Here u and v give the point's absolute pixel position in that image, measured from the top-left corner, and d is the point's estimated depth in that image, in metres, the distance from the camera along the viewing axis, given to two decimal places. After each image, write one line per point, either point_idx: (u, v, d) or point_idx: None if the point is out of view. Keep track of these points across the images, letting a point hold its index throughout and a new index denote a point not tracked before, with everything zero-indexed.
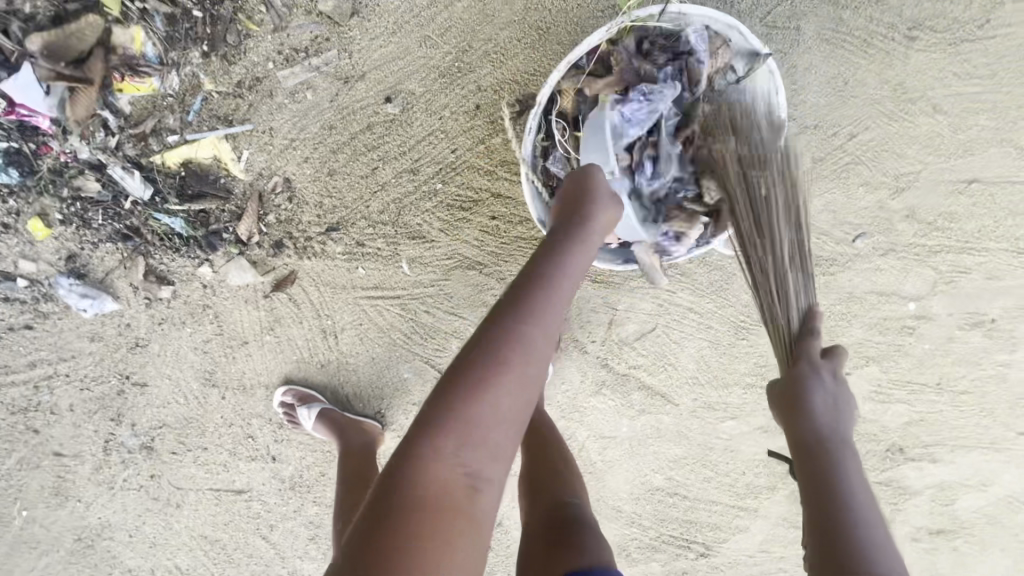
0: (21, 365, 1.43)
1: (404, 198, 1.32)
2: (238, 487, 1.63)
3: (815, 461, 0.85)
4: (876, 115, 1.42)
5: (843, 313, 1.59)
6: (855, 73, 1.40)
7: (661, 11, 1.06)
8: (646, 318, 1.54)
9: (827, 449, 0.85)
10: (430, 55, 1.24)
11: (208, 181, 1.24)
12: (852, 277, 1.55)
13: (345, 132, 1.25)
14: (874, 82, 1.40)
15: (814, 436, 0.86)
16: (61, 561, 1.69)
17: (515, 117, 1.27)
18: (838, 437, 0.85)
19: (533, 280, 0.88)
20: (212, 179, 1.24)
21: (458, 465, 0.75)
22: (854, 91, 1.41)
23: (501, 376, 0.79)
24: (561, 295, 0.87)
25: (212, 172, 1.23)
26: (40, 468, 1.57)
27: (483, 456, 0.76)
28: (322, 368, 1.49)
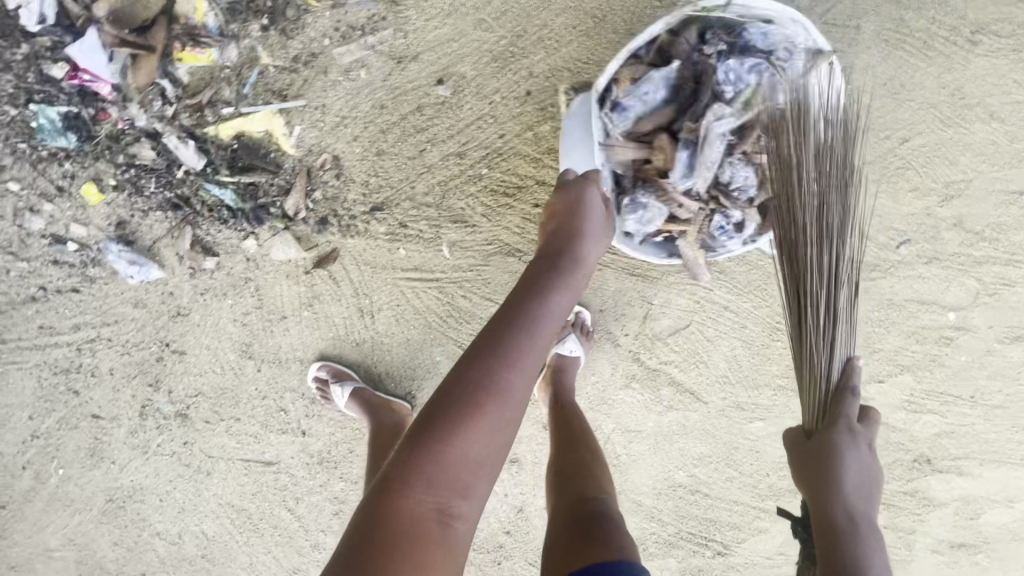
0: (65, 328, 1.46)
1: (450, 182, 1.32)
2: (268, 458, 1.66)
3: (837, 525, 0.89)
4: (931, 119, 1.40)
5: (881, 319, 1.57)
6: (913, 75, 1.37)
7: (727, 3, 1.02)
8: (681, 314, 1.53)
9: (845, 516, 0.89)
10: (484, 39, 1.23)
11: (259, 155, 1.25)
12: (893, 284, 1.53)
13: (395, 112, 1.25)
14: (931, 85, 1.38)
15: (841, 505, 0.90)
16: (93, 520, 1.74)
17: (566, 105, 1.26)
18: (865, 515, 0.90)
19: (521, 312, 0.96)
20: (262, 153, 1.25)
21: (445, 486, 0.84)
22: (910, 94, 1.38)
23: (486, 405, 0.87)
24: (546, 327, 0.96)
25: (263, 145, 1.25)
26: (77, 429, 1.60)
27: (467, 478, 0.85)
28: (357, 346, 1.51)
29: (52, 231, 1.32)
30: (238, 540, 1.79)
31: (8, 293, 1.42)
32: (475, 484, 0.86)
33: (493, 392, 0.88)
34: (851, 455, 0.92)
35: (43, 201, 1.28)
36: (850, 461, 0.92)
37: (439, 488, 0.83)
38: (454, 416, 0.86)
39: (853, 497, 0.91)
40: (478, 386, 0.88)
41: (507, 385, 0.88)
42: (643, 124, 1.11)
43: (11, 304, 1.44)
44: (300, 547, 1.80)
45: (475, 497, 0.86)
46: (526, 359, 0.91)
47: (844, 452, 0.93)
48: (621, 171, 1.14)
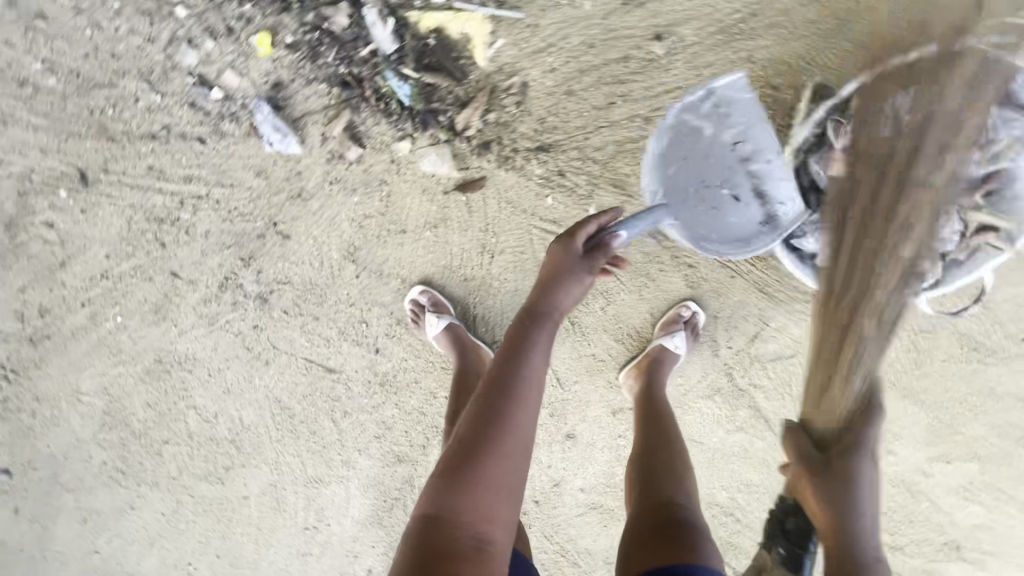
0: (176, 177, 1.38)
1: (624, 144, 1.25)
2: (331, 366, 1.61)
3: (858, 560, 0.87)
4: None
5: (975, 404, 1.55)
6: None
7: None
8: (790, 343, 1.50)
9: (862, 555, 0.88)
10: (717, 6, 1.15)
11: (451, 56, 1.18)
12: (1002, 373, 1.51)
13: (600, 55, 1.18)
14: None
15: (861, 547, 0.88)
16: (134, 376, 1.68)
17: (773, 99, 1.19)
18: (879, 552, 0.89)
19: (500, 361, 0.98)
20: (454, 55, 1.18)
21: (478, 523, 0.88)
22: None
23: (491, 452, 0.92)
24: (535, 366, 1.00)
25: (455, 46, 1.17)
26: (150, 283, 1.53)
27: (495, 509, 0.90)
28: (464, 282, 1.45)
29: (201, 71, 1.27)
30: (271, 435, 1.75)
31: (131, 123, 1.34)
32: (496, 513, 0.90)
33: (492, 436, 0.93)
34: (864, 490, 0.89)
35: (209, 40, 1.26)
36: (867, 498, 0.90)
37: (470, 530, 0.87)
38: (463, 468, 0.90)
39: (871, 537, 0.90)
40: (482, 436, 0.93)
41: (502, 429, 0.93)
42: None
43: (129, 135, 1.35)
44: (330, 460, 1.78)
45: (505, 522, 0.91)
46: (516, 400, 0.95)
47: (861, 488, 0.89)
48: (825, 182, 1.10)
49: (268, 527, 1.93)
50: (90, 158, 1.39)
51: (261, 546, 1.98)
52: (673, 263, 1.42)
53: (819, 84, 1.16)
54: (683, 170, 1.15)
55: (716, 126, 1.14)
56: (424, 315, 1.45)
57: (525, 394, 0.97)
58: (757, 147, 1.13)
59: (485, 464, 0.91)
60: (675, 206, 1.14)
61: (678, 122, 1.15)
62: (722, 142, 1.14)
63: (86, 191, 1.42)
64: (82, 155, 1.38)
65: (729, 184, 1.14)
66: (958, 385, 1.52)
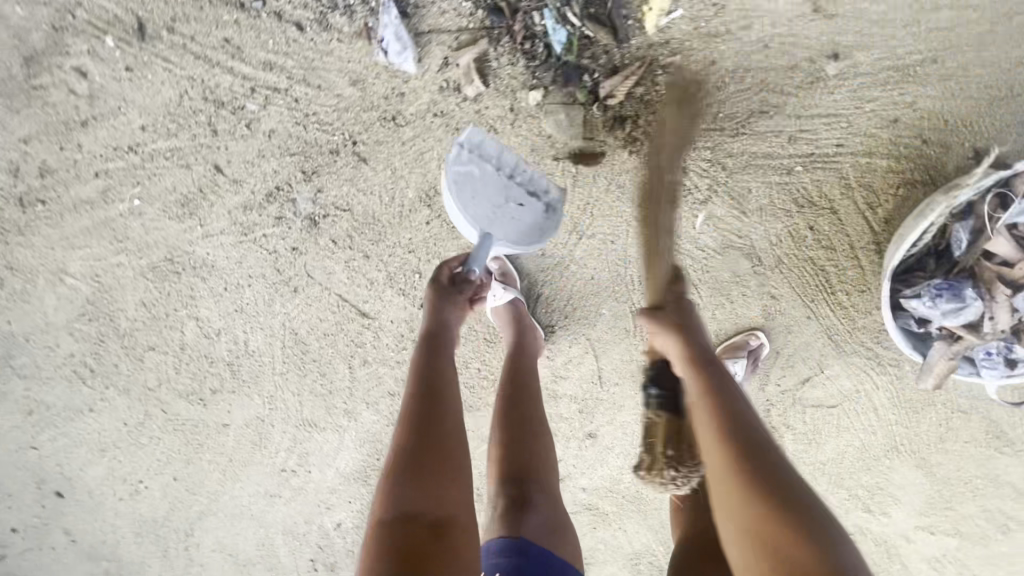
0: (254, 60, 1.19)
1: (757, 158, 1.18)
2: (366, 310, 1.47)
3: (764, 480, 0.79)
4: None
5: (975, 486, 1.61)
6: None
7: None
8: (836, 393, 1.49)
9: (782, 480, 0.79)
10: (904, 42, 1.07)
11: (619, 13, 1.06)
12: (1010, 464, 1.57)
13: (770, 59, 1.09)
14: None
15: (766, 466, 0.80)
16: (134, 269, 1.48)
17: (917, 154, 1.16)
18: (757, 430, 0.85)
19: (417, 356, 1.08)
20: (623, 14, 1.06)
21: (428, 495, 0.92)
22: None
23: (419, 427, 0.99)
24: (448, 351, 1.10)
25: (627, 3, 1.05)
26: (185, 171, 1.33)
27: (441, 480, 0.94)
28: (541, 257, 1.35)
29: None
30: (274, 367, 1.59)
31: None
32: (445, 484, 0.94)
33: (419, 412, 1.01)
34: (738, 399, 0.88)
35: None
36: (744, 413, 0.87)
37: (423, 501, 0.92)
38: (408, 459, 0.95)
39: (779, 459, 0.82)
40: (415, 425, 0.99)
41: (422, 404, 1.02)
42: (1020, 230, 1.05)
43: None
44: (332, 406, 1.64)
45: (459, 493, 0.95)
46: (431, 378, 1.05)
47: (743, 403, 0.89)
48: (959, 253, 1.09)
49: (240, 461, 1.78)
50: (158, 10, 1.18)
51: (227, 478, 1.83)
52: (756, 292, 1.36)
53: (966, 150, 1.14)
54: (480, 206, 1.12)
55: (480, 166, 1.12)
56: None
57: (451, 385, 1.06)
58: (504, 165, 1.12)
59: (442, 452, 0.97)
60: (507, 243, 1.15)
61: (462, 176, 1.11)
62: (481, 166, 1.12)
63: (141, 46, 1.21)
64: (148, 3, 1.18)
65: (508, 197, 1.14)
66: (969, 466, 1.58)
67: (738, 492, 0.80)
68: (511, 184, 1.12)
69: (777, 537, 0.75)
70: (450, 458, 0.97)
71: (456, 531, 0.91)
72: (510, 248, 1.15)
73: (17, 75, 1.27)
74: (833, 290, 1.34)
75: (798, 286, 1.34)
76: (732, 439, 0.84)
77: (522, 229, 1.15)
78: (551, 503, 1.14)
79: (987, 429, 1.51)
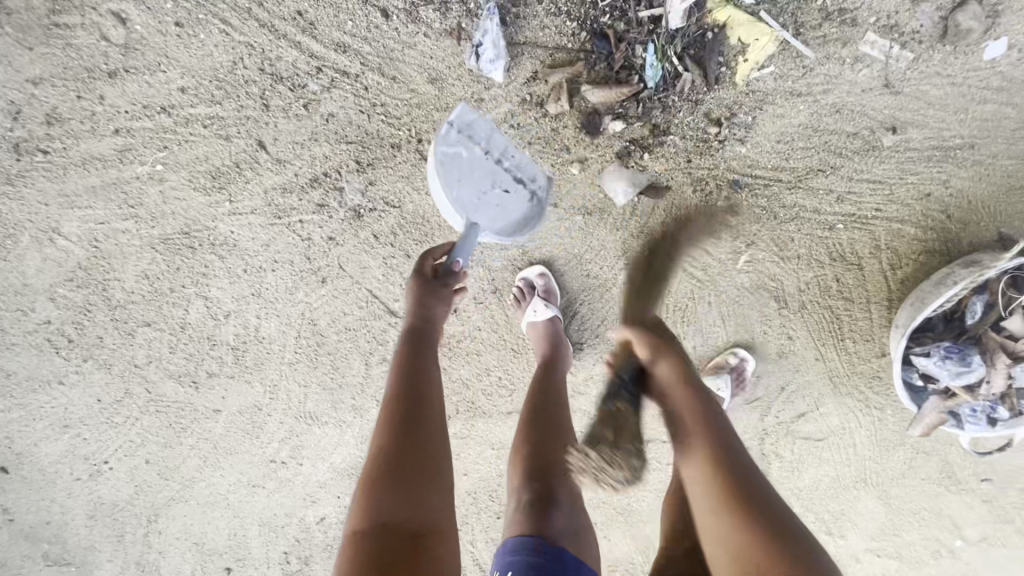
0: (327, 39, 1.11)
1: (806, 211, 1.25)
2: (395, 308, 1.43)
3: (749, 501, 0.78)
4: None
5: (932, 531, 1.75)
6: None
7: None
8: (824, 430, 1.62)
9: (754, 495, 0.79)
10: (953, 126, 1.17)
11: (714, 59, 1.08)
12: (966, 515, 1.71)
13: (838, 123, 1.15)
14: None
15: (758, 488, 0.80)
16: (142, 238, 1.35)
17: (942, 228, 1.27)
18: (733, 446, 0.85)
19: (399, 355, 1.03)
20: (717, 60, 1.08)
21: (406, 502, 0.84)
22: None
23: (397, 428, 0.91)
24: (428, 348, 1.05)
25: (725, 49, 1.07)
26: (224, 142, 1.23)
27: (418, 485, 0.86)
28: (584, 278, 1.37)
29: None
30: (284, 356, 1.52)
31: None
32: (423, 491, 0.86)
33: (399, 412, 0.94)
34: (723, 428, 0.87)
35: None
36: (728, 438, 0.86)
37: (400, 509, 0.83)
38: (388, 461, 0.87)
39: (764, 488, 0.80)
40: (393, 428, 0.91)
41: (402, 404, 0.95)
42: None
43: None
44: (339, 401, 1.59)
45: (437, 498, 0.87)
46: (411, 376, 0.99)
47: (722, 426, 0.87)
48: (971, 322, 1.21)
49: (225, 448, 1.69)
50: None
51: (206, 465, 1.72)
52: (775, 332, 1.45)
53: (986, 230, 1.25)
54: (467, 189, 1.09)
55: (468, 147, 1.08)
56: (529, 299, 1.34)
57: (433, 389, 0.99)
58: (493, 148, 1.09)
59: (420, 460, 0.89)
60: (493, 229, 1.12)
61: (451, 157, 1.08)
62: (470, 149, 1.08)
63: (200, 3, 1.12)
64: None
65: (496, 182, 1.10)
66: (929, 511, 1.72)
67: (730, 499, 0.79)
68: (499, 170, 1.09)
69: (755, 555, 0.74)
70: (428, 459, 0.89)
71: (433, 540, 0.83)
72: (492, 236, 1.13)
73: (39, 8, 1.14)
74: (843, 338, 1.45)
75: (814, 331, 1.44)
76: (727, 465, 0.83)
77: (509, 217, 1.13)
78: (572, 503, 1.08)
79: (947, 473, 1.66)
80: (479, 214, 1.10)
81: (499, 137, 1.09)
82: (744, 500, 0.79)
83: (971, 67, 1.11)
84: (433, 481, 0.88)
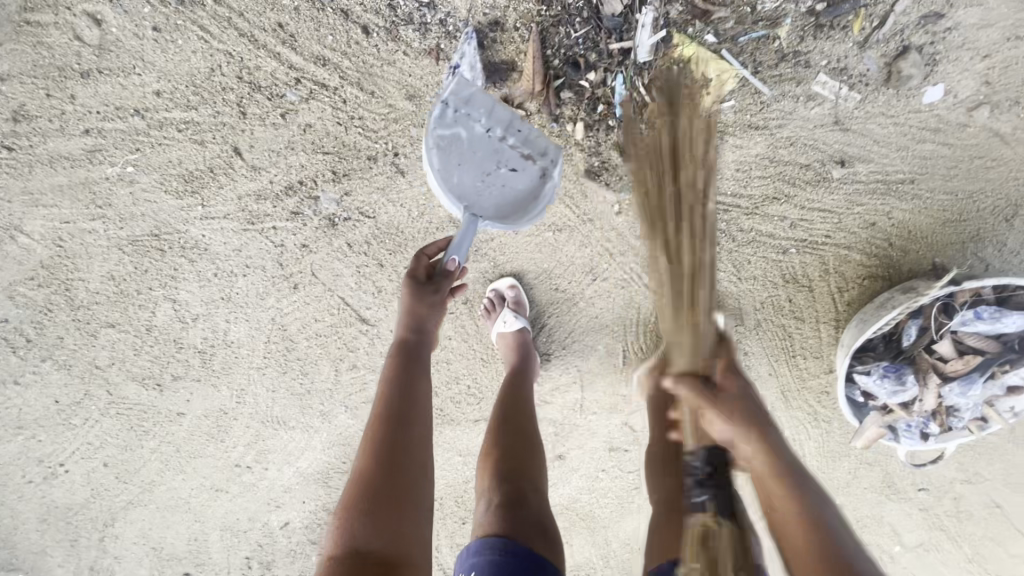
0: (306, 51, 1.13)
1: (762, 235, 1.33)
2: (367, 316, 1.45)
3: (794, 487, 0.85)
4: None
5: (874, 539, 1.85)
6: None
7: None
8: None
9: (801, 496, 0.84)
10: (895, 162, 1.26)
11: None
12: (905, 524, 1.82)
13: (791, 156, 1.23)
14: None
15: (788, 463, 0.87)
16: (108, 239, 1.33)
17: (885, 255, 1.36)
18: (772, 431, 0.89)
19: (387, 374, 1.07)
20: None
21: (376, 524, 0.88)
22: None
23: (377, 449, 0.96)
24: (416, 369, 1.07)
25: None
26: (198, 147, 1.23)
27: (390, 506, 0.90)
28: (552, 291, 1.42)
29: None
30: (253, 360, 1.52)
31: None
32: (394, 514, 0.89)
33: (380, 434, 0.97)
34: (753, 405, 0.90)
35: None
36: (763, 423, 0.90)
37: (371, 529, 0.87)
38: (363, 491, 0.91)
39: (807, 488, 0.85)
40: (373, 449, 0.96)
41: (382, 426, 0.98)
42: (959, 335, 1.25)
43: None
44: (307, 406, 1.59)
45: (409, 519, 0.91)
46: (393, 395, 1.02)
47: (757, 412, 0.90)
48: (907, 344, 1.29)
49: (188, 452, 1.67)
50: None
51: (168, 469, 1.70)
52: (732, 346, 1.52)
53: (923, 259, 1.35)
54: (467, 172, 1.04)
55: (469, 127, 1.03)
56: (499, 309, 1.39)
57: (417, 405, 1.03)
58: (494, 124, 1.02)
59: (398, 486, 0.92)
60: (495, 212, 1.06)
61: (449, 140, 1.02)
62: (468, 128, 1.02)
63: (178, 9, 1.12)
64: None
65: (499, 163, 1.04)
66: (871, 520, 1.82)
67: (774, 478, 0.86)
68: (500, 151, 1.03)
69: (811, 540, 0.80)
70: (401, 482, 0.92)
71: (398, 563, 0.85)
72: (497, 224, 1.06)
73: (10, 5, 1.13)
74: (794, 354, 1.54)
75: (768, 347, 1.52)
76: (769, 448, 0.88)
77: (513, 197, 1.05)
78: (541, 502, 1.13)
79: (887, 483, 1.76)
80: (478, 199, 1.04)
81: (503, 115, 1.02)
82: (785, 483, 0.85)
83: (912, 110, 1.21)
84: (405, 505, 0.90)
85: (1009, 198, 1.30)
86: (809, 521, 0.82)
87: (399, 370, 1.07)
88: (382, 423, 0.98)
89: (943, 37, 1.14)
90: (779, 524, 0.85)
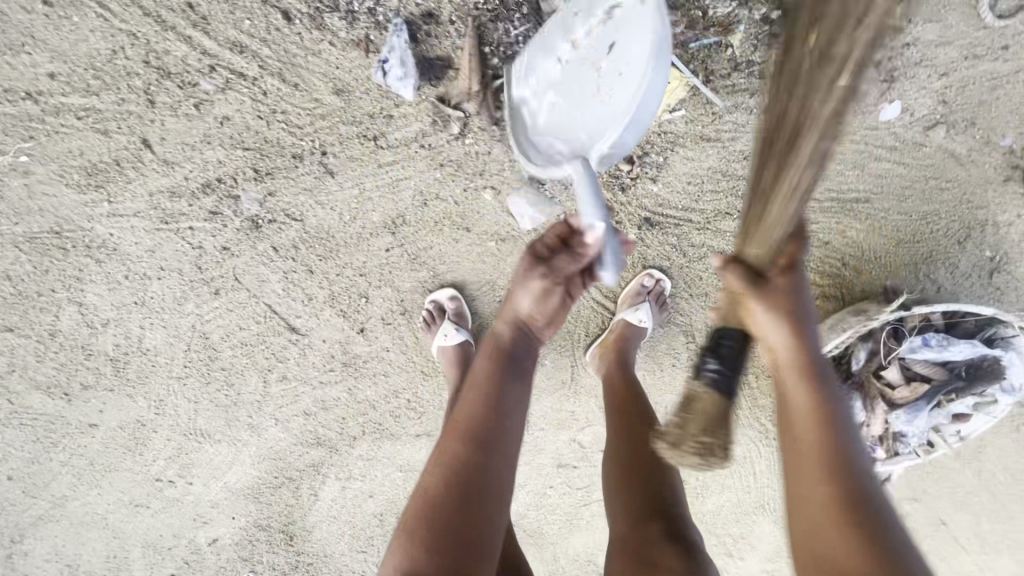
0: (221, 36, 1.02)
1: (714, 251, 1.27)
2: (297, 325, 1.35)
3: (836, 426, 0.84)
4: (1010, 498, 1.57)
5: None
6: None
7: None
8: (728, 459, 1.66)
9: (842, 426, 0.84)
10: (850, 180, 1.22)
11: None
12: None
13: (744, 171, 1.17)
14: None
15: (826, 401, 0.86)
16: (3, 235, 1.20)
17: (839, 275, 1.32)
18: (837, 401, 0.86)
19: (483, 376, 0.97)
20: None
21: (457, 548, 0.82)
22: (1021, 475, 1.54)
23: (471, 473, 0.88)
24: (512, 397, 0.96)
25: None
26: (101, 137, 1.11)
27: (473, 537, 0.84)
28: (496, 303, 1.34)
29: None
30: (172, 369, 1.40)
31: None
32: (474, 545, 0.84)
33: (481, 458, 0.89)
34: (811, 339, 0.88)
35: None
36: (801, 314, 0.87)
37: (450, 552, 0.82)
38: (436, 523, 0.84)
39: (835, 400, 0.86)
40: (459, 467, 0.88)
41: (477, 462, 0.89)
42: (909, 361, 1.21)
43: None
44: (234, 419, 1.48)
45: (487, 550, 0.85)
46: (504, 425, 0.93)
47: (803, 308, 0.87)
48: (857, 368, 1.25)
49: (102, 466, 1.54)
50: None
51: (81, 483, 1.57)
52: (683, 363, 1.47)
53: (875, 280, 1.32)
54: (553, 114, 0.92)
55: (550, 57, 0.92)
56: (440, 321, 1.31)
57: (512, 438, 0.94)
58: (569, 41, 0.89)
59: (474, 518, 0.85)
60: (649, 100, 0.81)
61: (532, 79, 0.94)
62: (546, 61, 0.92)
63: None
64: None
65: (584, 86, 0.87)
66: None
67: (802, 431, 0.85)
68: (600, 65, 0.86)
69: (826, 543, 0.77)
70: (489, 515, 0.86)
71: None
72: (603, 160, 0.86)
73: None
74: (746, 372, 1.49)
75: None
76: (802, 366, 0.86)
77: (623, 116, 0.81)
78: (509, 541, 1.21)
79: None
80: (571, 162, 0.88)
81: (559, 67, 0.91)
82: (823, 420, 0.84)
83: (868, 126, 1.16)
84: (480, 536, 0.84)
85: (963, 220, 1.26)
86: (827, 450, 0.82)
87: (495, 373, 0.97)
88: (471, 434, 0.91)
89: (901, 52, 1.09)
90: (798, 473, 0.83)
